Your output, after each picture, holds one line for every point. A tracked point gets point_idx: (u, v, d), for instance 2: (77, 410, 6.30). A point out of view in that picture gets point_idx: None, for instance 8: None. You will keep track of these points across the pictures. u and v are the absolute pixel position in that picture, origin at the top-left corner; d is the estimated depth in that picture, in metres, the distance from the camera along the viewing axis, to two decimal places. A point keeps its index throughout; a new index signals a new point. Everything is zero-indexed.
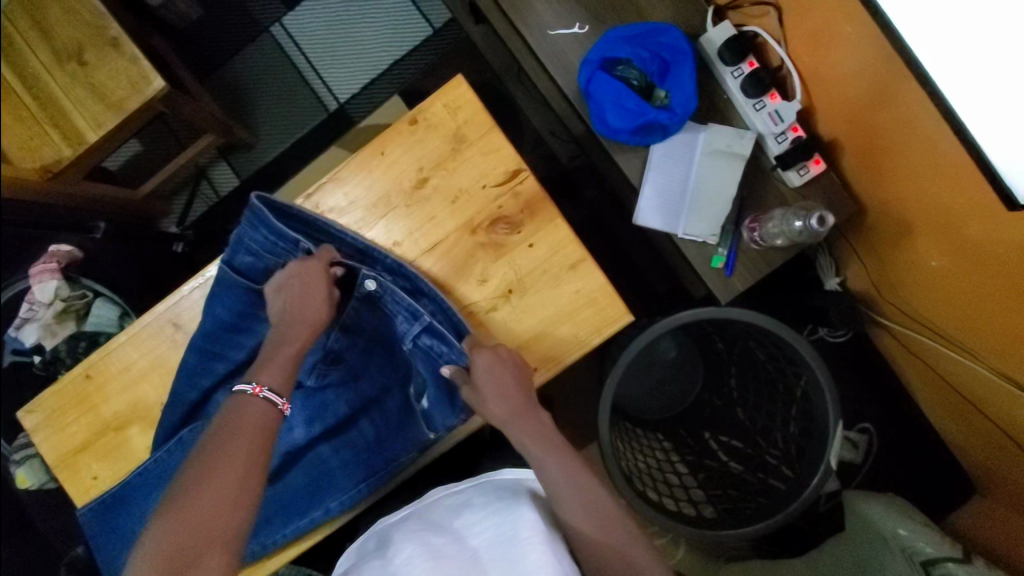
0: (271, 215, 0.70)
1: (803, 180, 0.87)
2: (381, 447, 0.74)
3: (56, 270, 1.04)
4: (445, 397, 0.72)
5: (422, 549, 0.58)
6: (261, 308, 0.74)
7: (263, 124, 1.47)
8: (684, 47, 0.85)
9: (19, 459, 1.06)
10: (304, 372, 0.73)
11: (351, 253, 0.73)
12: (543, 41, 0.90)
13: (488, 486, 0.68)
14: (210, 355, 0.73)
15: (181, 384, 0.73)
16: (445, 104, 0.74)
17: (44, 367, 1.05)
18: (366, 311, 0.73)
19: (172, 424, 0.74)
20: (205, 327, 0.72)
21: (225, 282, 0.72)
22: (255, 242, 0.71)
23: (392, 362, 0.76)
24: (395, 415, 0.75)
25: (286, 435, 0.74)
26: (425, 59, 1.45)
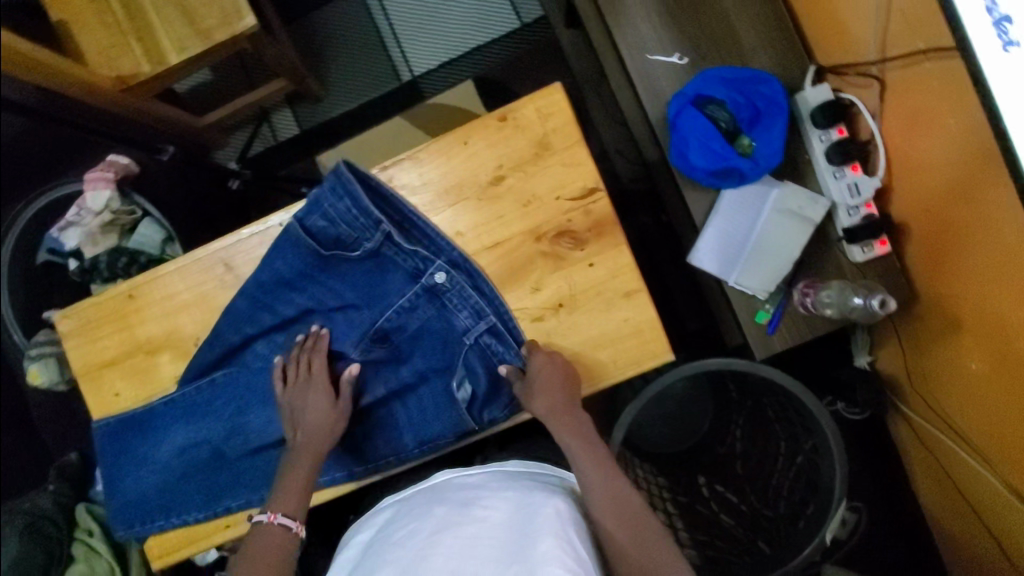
0: (359, 190, 0.70)
1: (865, 257, 0.86)
2: (406, 430, 0.76)
3: (110, 180, 1.04)
4: (491, 391, 0.74)
5: (431, 520, 0.61)
6: (319, 271, 0.74)
7: (335, 80, 1.48)
8: (782, 101, 0.84)
9: (34, 356, 1.05)
10: (352, 343, 0.76)
11: (422, 243, 0.74)
12: (639, 65, 0.91)
13: (499, 472, 0.71)
14: (260, 305, 0.74)
15: (225, 325, 0.74)
16: (538, 108, 0.73)
17: (81, 274, 1.06)
18: (424, 300, 0.75)
19: (203, 363, 0.76)
20: (262, 277, 0.73)
21: (293, 239, 0.72)
22: (335, 209, 0.71)
23: (436, 349, 0.75)
24: (432, 402, 0.75)
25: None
26: (506, 51, 1.45)
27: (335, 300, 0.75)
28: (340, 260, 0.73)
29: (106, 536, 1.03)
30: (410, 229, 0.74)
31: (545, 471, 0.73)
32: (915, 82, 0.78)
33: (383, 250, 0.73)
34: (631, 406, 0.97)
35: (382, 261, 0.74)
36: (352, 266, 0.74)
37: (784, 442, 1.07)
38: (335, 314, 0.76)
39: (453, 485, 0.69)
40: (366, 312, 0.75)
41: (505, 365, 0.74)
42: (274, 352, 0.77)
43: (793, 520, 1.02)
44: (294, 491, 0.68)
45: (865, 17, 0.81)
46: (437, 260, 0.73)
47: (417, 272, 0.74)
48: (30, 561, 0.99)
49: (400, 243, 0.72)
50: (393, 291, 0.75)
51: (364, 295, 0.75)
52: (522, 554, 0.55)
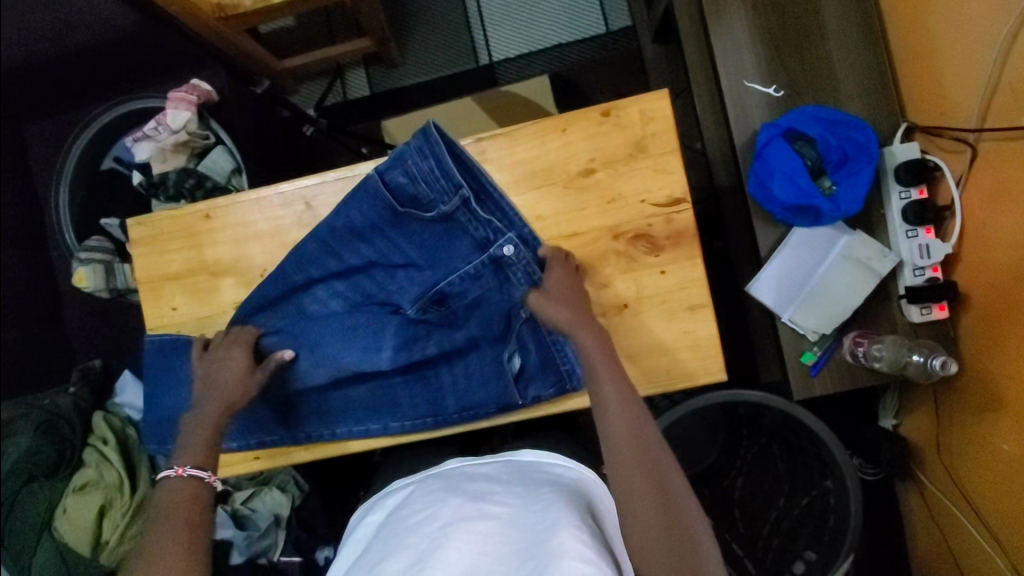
0: (446, 153, 0.70)
1: (922, 319, 0.87)
2: (451, 395, 0.78)
3: (194, 103, 1.05)
4: (539, 370, 0.76)
5: (447, 511, 0.62)
6: (390, 226, 0.75)
7: (414, 50, 1.49)
8: (873, 150, 0.83)
9: (82, 260, 1.06)
10: (409, 300, 0.76)
11: (495, 213, 0.74)
12: (734, 89, 0.92)
13: (511, 468, 0.70)
14: (327, 249, 0.75)
15: (290, 263, 0.75)
16: (641, 110, 0.74)
17: (147, 187, 1.07)
18: (487, 271, 0.75)
19: (264, 297, 0.76)
20: (335, 223, 0.74)
21: (371, 190, 0.72)
22: (417, 167, 0.72)
23: (492, 321, 0.77)
24: (480, 370, 0.77)
25: (372, 357, 0.76)
26: (587, 54, 1.46)
27: (400, 257, 0.76)
28: (413, 219, 0.74)
29: (120, 448, 1.04)
30: (486, 199, 0.74)
31: (556, 463, 0.71)
32: (1007, 157, 0.78)
33: (457, 216, 0.73)
34: (669, 416, 0.99)
35: (453, 226, 0.74)
36: (423, 227, 0.75)
37: (786, 480, 1.10)
38: (397, 270, 0.77)
39: (464, 476, 0.69)
40: (427, 273, 0.76)
41: (557, 349, 0.75)
42: (332, 299, 0.78)
43: (785, 555, 1.05)
44: (207, 449, 0.69)
45: (970, 85, 0.82)
46: (507, 232, 0.74)
47: (485, 241, 0.74)
48: (43, 455, 1.00)
49: (476, 211, 0.73)
50: (459, 257, 0.75)
51: (429, 256, 0.76)
52: (539, 547, 0.55)
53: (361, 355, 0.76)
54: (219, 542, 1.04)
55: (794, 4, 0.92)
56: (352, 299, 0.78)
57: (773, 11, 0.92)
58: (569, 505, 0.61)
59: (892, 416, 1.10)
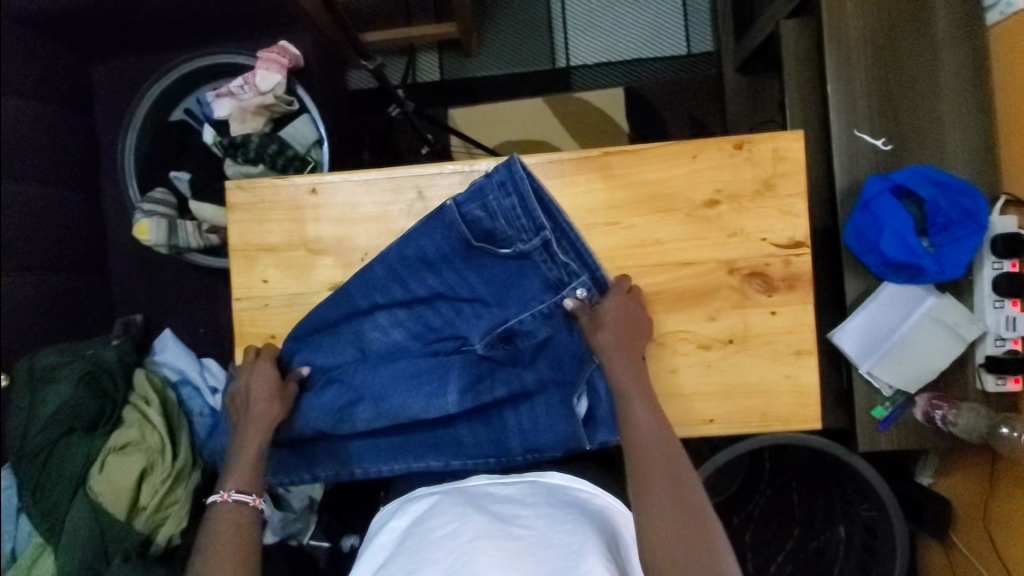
0: (528, 190, 0.70)
1: (995, 389, 0.88)
2: (517, 436, 0.75)
3: (285, 67, 1.02)
4: (610, 416, 0.74)
5: (471, 525, 0.58)
6: (462, 260, 0.73)
7: (491, 42, 1.46)
8: (981, 218, 0.84)
9: (145, 212, 1.02)
10: (477, 335, 0.73)
11: (572, 256, 0.72)
12: (844, 136, 0.92)
13: (535, 490, 0.67)
14: (395, 277, 0.73)
15: (356, 287, 0.73)
16: (774, 148, 0.74)
17: (224, 147, 1.02)
18: (559, 312, 0.73)
19: (326, 317, 0.74)
20: (406, 252, 0.71)
21: (449, 221, 0.70)
22: (498, 204, 0.70)
23: (562, 362, 0.74)
24: (547, 410, 0.74)
25: (437, 403, 0.71)
26: (665, 71, 1.45)
27: (466, 291, 0.74)
28: (486, 254, 0.72)
29: (162, 410, 1.01)
30: (565, 241, 0.72)
31: (585, 489, 0.67)
32: None
33: (533, 255, 0.71)
34: (727, 452, 0.94)
35: (526, 265, 0.72)
36: (495, 263, 0.73)
37: (800, 524, 1.12)
38: (465, 306, 0.74)
39: (488, 495, 0.66)
40: (496, 311, 0.73)
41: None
42: (394, 328, 0.75)
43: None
44: (249, 469, 0.71)
45: None
46: (581, 276, 0.73)
47: (558, 283, 0.72)
48: (83, 407, 0.95)
49: (555, 253, 0.71)
50: (529, 296, 0.73)
51: (499, 294, 0.73)
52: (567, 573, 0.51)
53: (421, 404, 0.71)
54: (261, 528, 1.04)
55: (911, 61, 0.92)
56: (414, 330, 0.75)
57: (891, 65, 0.92)
58: (595, 531, 0.58)
59: (930, 474, 1.11)
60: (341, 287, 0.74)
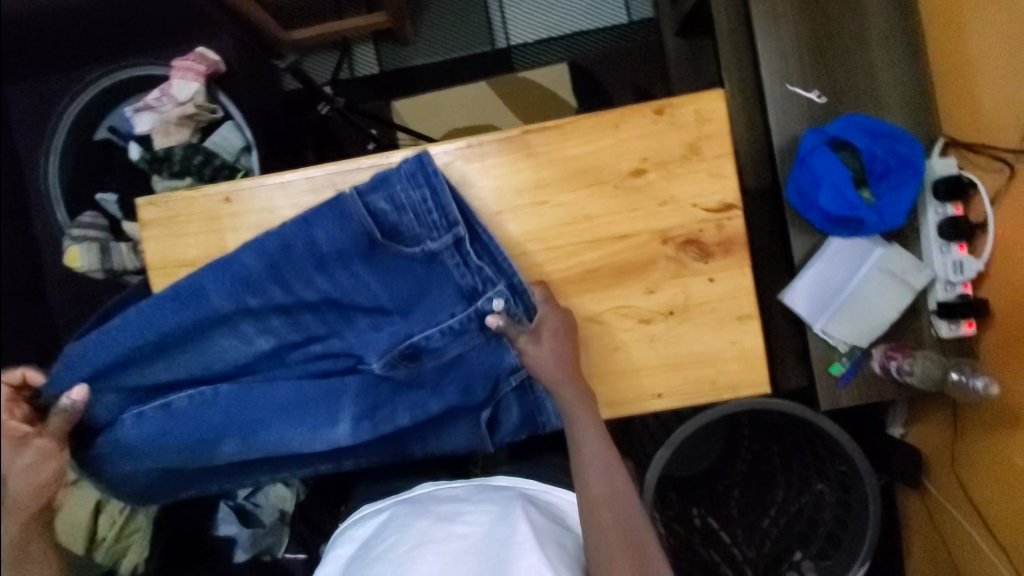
0: (443, 184, 0.68)
1: (950, 334, 0.88)
2: (418, 441, 0.78)
3: (202, 74, 0.99)
4: (516, 424, 0.77)
5: (413, 533, 0.61)
6: (360, 260, 0.70)
7: (428, 29, 1.42)
8: (917, 164, 0.83)
9: (75, 238, 0.98)
10: (375, 354, 0.72)
11: (486, 259, 0.71)
12: (779, 91, 0.90)
13: (483, 488, 0.70)
14: (277, 276, 0.69)
15: (225, 288, 0.68)
16: (697, 110, 0.72)
17: (150, 163, 0.99)
18: (473, 326, 0.72)
19: (189, 320, 0.69)
20: (295, 248, 0.68)
21: (349, 213, 0.67)
22: (406, 196, 0.68)
23: (472, 383, 0.74)
24: (453, 422, 0.77)
25: (327, 433, 0.71)
26: (608, 43, 1.41)
27: (366, 298, 0.71)
28: (388, 254, 0.70)
29: None
30: (478, 244, 0.71)
31: (531, 486, 0.72)
32: None
33: (444, 255, 0.70)
34: (687, 425, 0.91)
35: (437, 266, 0.71)
36: (400, 263, 0.71)
37: (785, 493, 1.08)
38: (360, 312, 0.73)
39: (434, 497, 0.69)
40: (399, 321, 0.73)
41: (537, 404, 0.76)
42: (261, 335, 0.71)
43: (777, 565, 1.05)
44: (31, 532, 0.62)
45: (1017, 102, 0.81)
46: (498, 283, 0.71)
47: (470, 291, 0.71)
48: None
49: (467, 254, 0.70)
50: (441, 308, 0.72)
51: (401, 302, 0.72)
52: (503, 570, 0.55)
53: (309, 435, 0.71)
54: (224, 537, 1.00)
55: (836, 10, 0.90)
56: (294, 336, 0.72)
57: (820, 14, 0.90)
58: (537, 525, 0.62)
59: (900, 425, 1.11)
60: (201, 280, 0.68)
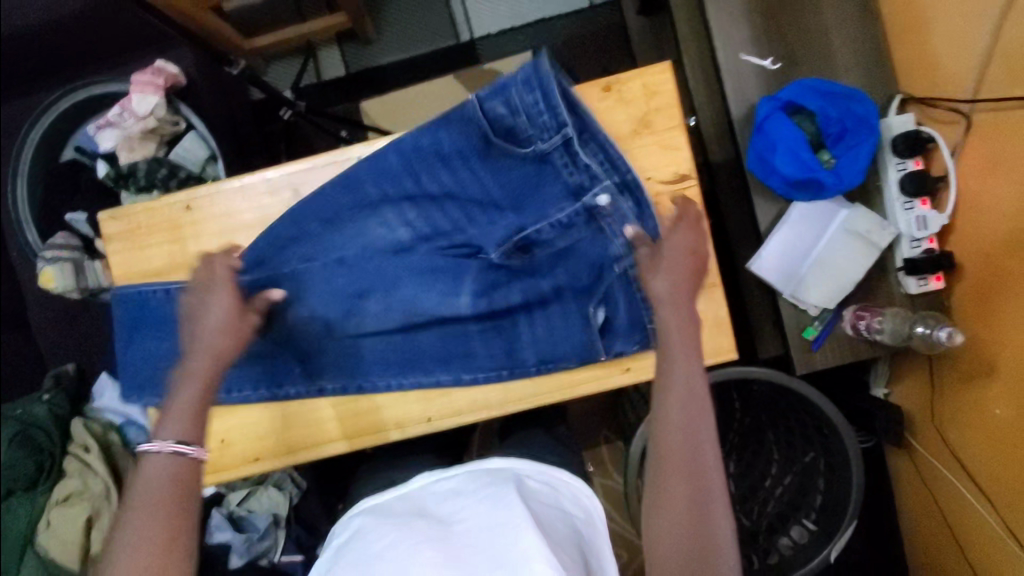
0: (555, 90, 0.66)
1: (919, 290, 0.88)
2: (530, 350, 0.73)
3: (161, 87, 0.99)
4: (627, 328, 0.71)
5: (414, 531, 0.54)
6: (476, 158, 0.71)
7: (390, 28, 1.42)
8: (873, 122, 0.84)
9: (48, 259, 0.98)
10: (493, 244, 0.72)
11: (597, 158, 0.69)
12: (732, 60, 0.90)
13: (477, 475, 0.63)
14: (408, 169, 0.72)
15: (368, 172, 0.72)
16: (643, 84, 0.73)
17: (114, 179, 1.00)
18: (581, 220, 0.71)
19: (321, 210, 0.72)
20: (422, 142, 0.71)
21: (468, 115, 0.69)
22: (521, 98, 0.67)
23: (580, 272, 0.72)
24: (563, 322, 0.73)
25: (452, 300, 0.73)
26: (571, 27, 1.41)
27: (480, 192, 0.72)
28: (504, 154, 0.70)
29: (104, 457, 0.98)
30: (590, 141, 0.68)
31: (527, 470, 0.65)
32: (1004, 130, 0.78)
33: (553, 156, 0.69)
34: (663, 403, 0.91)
35: (547, 167, 0.70)
36: (513, 163, 0.70)
37: (780, 452, 1.05)
38: (477, 208, 0.72)
39: (432, 494, 0.61)
40: (512, 217, 0.72)
41: (648, 307, 0.70)
42: (402, 225, 0.73)
43: (771, 533, 1.02)
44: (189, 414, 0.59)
45: (965, 53, 0.82)
46: (603, 180, 0.69)
47: (578, 189, 0.70)
48: (19, 467, 0.95)
49: (576, 154, 0.68)
50: (551, 202, 0.71)
51: (515, 199, 0.71)
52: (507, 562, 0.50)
53: (439, 298, 0.73)
54: (216, 545, 0.98)
55: None
56: (421, 230, 0.73)
57: None
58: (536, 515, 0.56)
59: (883, 384, 1.10)
60: (348, 174, 0.72)
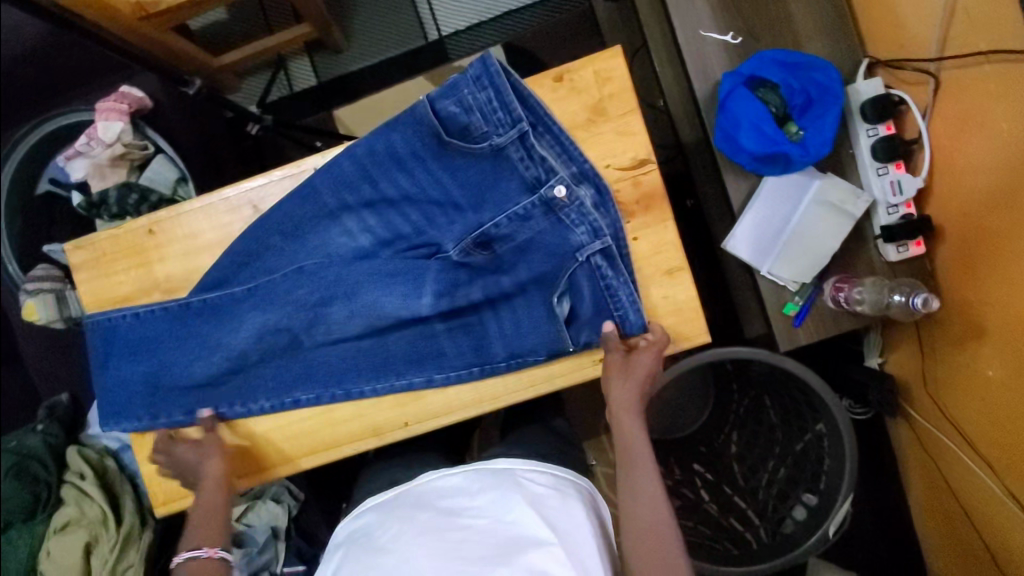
0: (507, 85, 0.65)
1: (899, 257, 0.86)
2: (500, 346, 0.73)
3: (125, 112, 1.00)
4: (593, 317, 0.71)
5: (417, 538, 0.53)
6: (432, 158, 0.69)
7: (358, 33, 1.41)
8: (836, 90, 0.83)
9: (30, 293, 0.99)
10: (453, 241, 0.72)
11: (556, 150, 0.69)
12: (691, 38, 0.88)
13: (481, 473, 0.59)
14: (364, 174, 0.70)
15: (326, 185, 0.71)
16: (595, 71, 0.72)
17: (88, 208, 1.00)
18: (538, 212, 0.70)
19: (280, 221, 0.72)
20: (376, 147, 0.69)
21: (419, 117, 0.68)
22: (473, 97, 0.66)
23: (543, 261, 0.71)
24: (529, 315, 0.72)
25: (412, 303, 0.71)
26: (539, 17, 1.39)
27: (438, 193, 0.70)
28: (459, 152, 0.68)
29: (99, 482, 0.98)
30: (546, 134, 0.68)
31: (532, 468, 0.61)
32: (973, 86, 0.77)
33: (509, 149, 0.68)
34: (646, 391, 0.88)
35: (503, 161, 0.68)
36: (470, 161, 0.69)
37: (780, 428, 1.02)
38: (435, 209, 0.72)
39: (435, 492, 0.59)
40: (470, 214, 0.71)
41: (612, 292, 0.70)
42: (362, 232, 0.73)
43: (778, 511, 0.99)
44: (214, 518, 0.70)
45: (927, 11, 0.80)
46: (559, 172, 0.68)
47: (536, 181, 0.69)
48: (17, 498, 0.97)
49: (532, 147, 0.67)
50: (507, 197, 0.70)
51: (473, 198, 0.70)
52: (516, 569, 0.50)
53: (398, 301, 0.71)
54: None
55: None
56: (382, 235, 0.73)
57: None
58: (553, 531, 0.53)
59: (878, 354, 1.07)
60: (308, 183, 0.72)
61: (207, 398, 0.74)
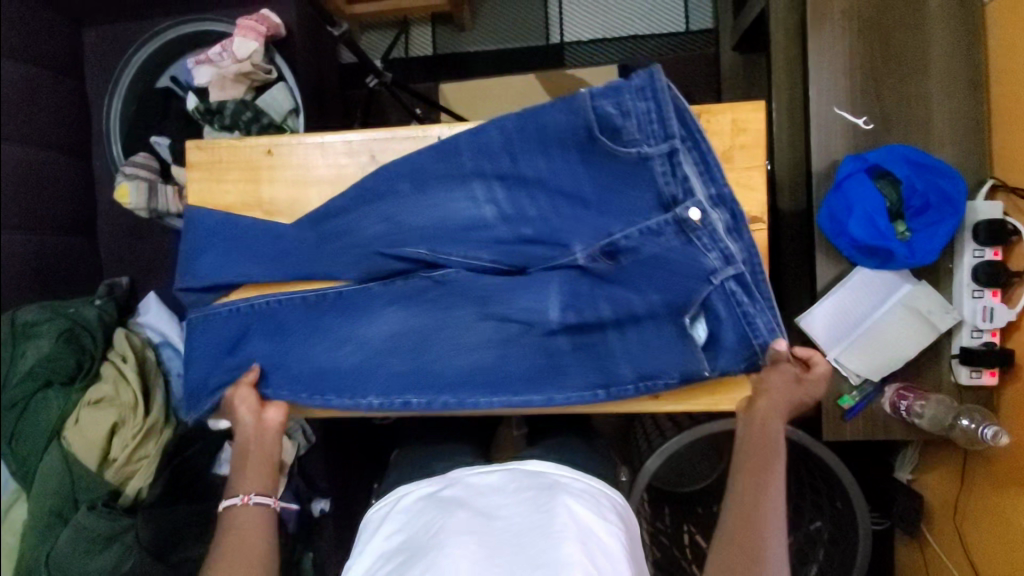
0: (669, 101, 0.65)
1: (969, 381, 0.85)
2: (626, 363, 0.74)
3: (262, 35, 1.02)
4: (733, 343, 0.71)
5: (453, 522, 0.56)
6: (574, 149, 0.69)
7: (485, 17, 1.43)
8: (959, 203, 0.82)
9: (127, 175, 1.03)
10: (581, 245, 0.72)
11: (699, 169, 0.68)
12: (823, 113, 0.88)
13: (516, 474, 0.63)
14: (483, 145, 0.72)
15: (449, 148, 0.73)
16: (733, 120, 0.73)
17: (204, 115, 1.04)
18: (669, 230, 0.68)
19: (394, 172, 0.74)
20: (505, 124, 0.71)
21: (577, 108, 0.67)
22: (634, 106, 0.65)
23: (675, 284, 0.70)
24: (658, 337, 0.72)
25: (541, 315, 0.73)
26: (663, 50, 1.39)
27: (569, 185, 0.71)
28: (604, 151, 0.68)
29: (138, 368, 1.02)
30: (695, 151, 0.67)
31: (565, 474, 0.63)
32: None
33: (654, 162, 0.67)
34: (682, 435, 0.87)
35: (643, 172, 0.68)
36: (610, 162, 0.69)
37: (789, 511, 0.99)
38: (545, 195, 0.72)
39: (469, 487, 0.62)
40: (595, 216, 0.71)
41: (749, 319, 0.70)
42: (466, 201, 0.74)
43: None
44: (258, 470, 0.72)
45: None
46: (696, 194, 0.67)
47: (672, 200, 0.68)
48: (62, 361, 0.98)
49: (678, 164, 0.67)
50: (640, 212, 0.69)
51: (602, 198, 0.70)
52: (541, 555, 0.51)
53: (524, 310, 0.73)
54: None
55: (899, 37, 0.88)
56: (484, 210, 0.74)
57: (879, 40, 0.88)
58: (574, 521, 0.55)
59: (908, 471, 1.05)
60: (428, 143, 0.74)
61: (327, 385, 0.76)
